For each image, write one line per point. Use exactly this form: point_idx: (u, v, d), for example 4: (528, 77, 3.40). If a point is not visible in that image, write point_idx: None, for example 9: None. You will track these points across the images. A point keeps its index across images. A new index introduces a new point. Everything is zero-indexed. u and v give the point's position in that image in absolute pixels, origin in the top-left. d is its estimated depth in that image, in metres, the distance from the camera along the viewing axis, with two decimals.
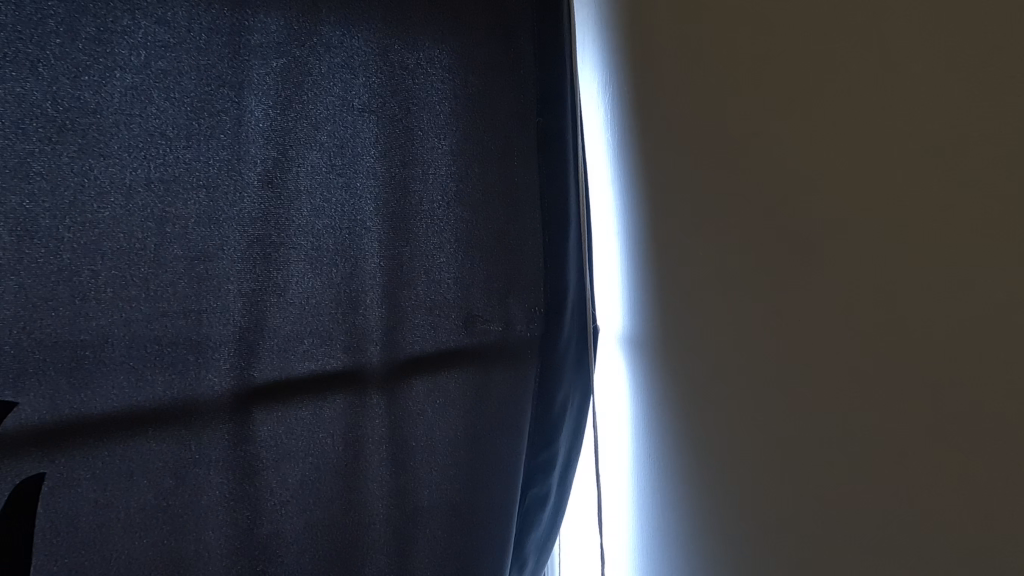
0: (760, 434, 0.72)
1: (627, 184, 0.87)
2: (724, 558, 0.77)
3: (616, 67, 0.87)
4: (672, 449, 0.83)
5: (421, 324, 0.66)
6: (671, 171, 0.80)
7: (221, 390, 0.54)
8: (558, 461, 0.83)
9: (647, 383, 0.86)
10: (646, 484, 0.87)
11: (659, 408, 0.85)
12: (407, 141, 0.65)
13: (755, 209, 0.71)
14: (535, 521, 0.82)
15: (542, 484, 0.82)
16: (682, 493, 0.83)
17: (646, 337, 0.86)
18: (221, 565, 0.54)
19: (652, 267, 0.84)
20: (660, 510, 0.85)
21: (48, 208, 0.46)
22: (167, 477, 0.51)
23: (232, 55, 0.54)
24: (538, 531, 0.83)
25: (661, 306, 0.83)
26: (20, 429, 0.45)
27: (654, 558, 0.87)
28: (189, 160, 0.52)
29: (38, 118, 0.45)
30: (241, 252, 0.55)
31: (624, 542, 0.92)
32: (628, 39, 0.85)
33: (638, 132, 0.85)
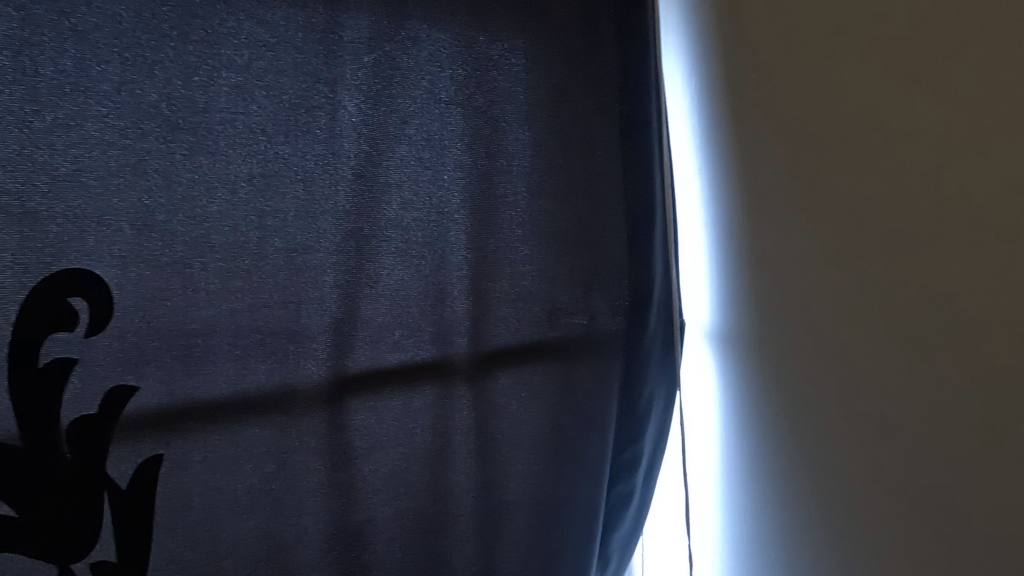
0: (869, 434, 0.70)
1: (714, 174, 0.85)
2: (825, 556, 0.76)
3: (701, 55, 0.86)
4: (765, 444, 0.82)
5: (506, 317, 0.66)
6: (767, 161, 0.79)
7: (318, 378, 0.55)
8: (643, 458, 0.81)
9: (737, 378, 0.85)
10: (737, 479, 0.86)
11: (750, 402, 0.84)
12: (492, 133, 0.64)
13: (868, 203, 0.69)
14: (619, 519, 0.80)
15: (625, 482, 0.80)
16: (775, 488, 0.81)
17: (736, 330, 0.85)
18: (318, 549, 0.56)
19: (743, 259, 0.82)
20: (753, 506, 0.84)
21: (163, 204, 0.49)
22: (271, 463, 0.53)
23: (325, 53, 0.55)
24: (621, 530, 0.81)
25: (753, 298, 0.82)
26: (141, 411, 0.49)
27: (746, 554, 0.86)
28: (287, 155, 0.54)
29: (155, 119, 0.49)
30: (337, 244, 0.56)
31: (711, 536, 0.91)
32: (714, 26, 0.83)
33: (728, 120, 0.83)
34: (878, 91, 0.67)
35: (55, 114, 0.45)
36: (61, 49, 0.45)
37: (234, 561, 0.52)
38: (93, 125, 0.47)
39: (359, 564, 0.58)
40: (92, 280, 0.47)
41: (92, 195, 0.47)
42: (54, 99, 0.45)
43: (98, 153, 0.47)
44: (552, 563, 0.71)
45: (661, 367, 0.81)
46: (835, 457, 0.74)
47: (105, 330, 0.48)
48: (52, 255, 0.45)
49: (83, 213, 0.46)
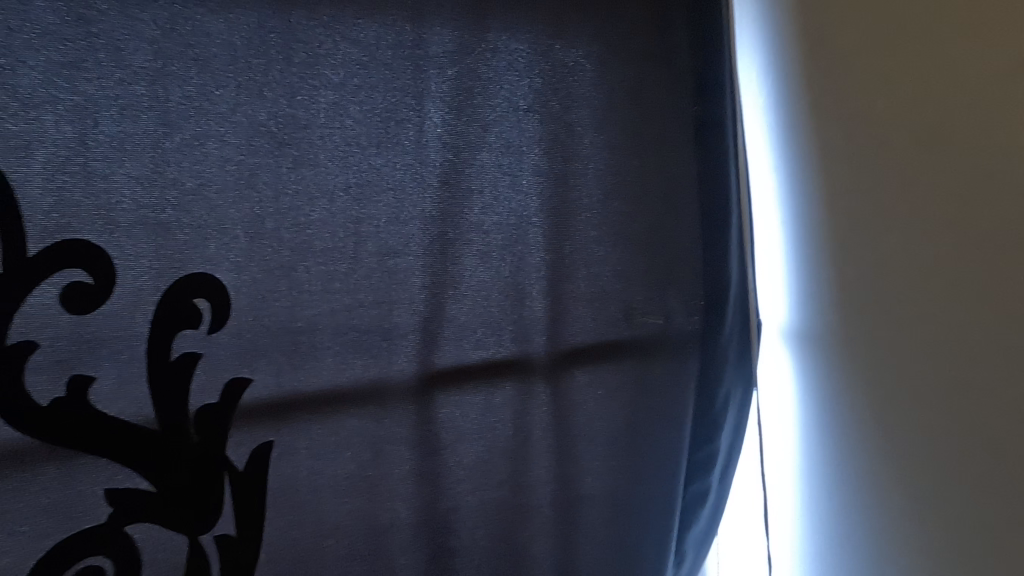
0: (958, 423, 0.74)
1: (794, 176, 0.90)
2: (913, 537, 0.79)
3: (781, 63, 0.90)
4: (851, 431, 0.86)
5: (582, 317, 0.67)
6: (850, 163, 0.83)
7: (408, 373, 0.59)
8: (719, 455, 0.81)
9: (819, 369, 0.89)
10: (818, 465, 0.91)
11: (834, 392, 0.88)
12: (567, 138, 0.66)
13: (951, 204, 0.73)
14: (695, 518, 0.81)
15: (701, 480, 0.81)
16: (860, 474, 0.85)
17: (817, 324, 0.89)
18: (409, 533, 0.59)
19: (826, 255, 0.87)
20: (837, 491, 0.89)
21: (272, 213, 0.55)
22: (367, 451, 0.57)
23: (413, 68, 0.59)
24: (697, 529, 0.82)
25: (836, 292, 0.86)
26: (255, 401, 0.54)
27: (828, 536, 0.90)
28: (379, 166, 0.58)
29: (264, 136, 0.54)
30: (424, 248, 0.59)
31: (790, 520, 0.96)
32: (796, 35, 0.88)
33: (809, 124, 0.88)
34: (967, 93, 0.71)
35: (183, 135, 0.51)
36: (187, 77, 0.51)
37: (334, 541, 0.56)
38: (215, 144, 0.53)
39: (445, 550, 0.61)
40: (211, 282, 0.53)
41: (213, 207, 0.53)
42: (183, 123, 0.51)
43: (218, 169, 0.53)
44: (627, 558, 0.72)
45: (738, 366, 0.81)
46: (916, 451, 0.79)
47: (225, 328, 0.54)
48: (181, 262, 0.52)
49: (206, 223, 0.52)
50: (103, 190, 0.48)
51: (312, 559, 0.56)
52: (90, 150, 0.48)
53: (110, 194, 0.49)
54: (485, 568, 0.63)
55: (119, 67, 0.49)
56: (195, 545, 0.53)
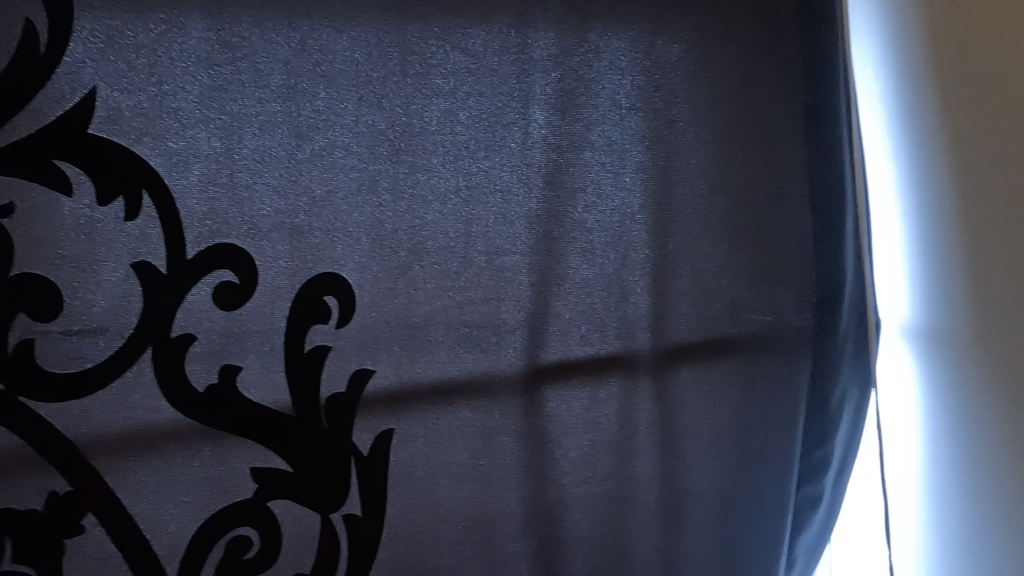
0: None
1: (918, 167, 0.89)
2: None
3: (903, 51, 0.89)
4: (983, 430, 0.84)
5: (686, 314, 0.67)
6: (996, 144, 0.80)
7: (516, 368, 0.61)
8: (834, 457, 0.78)
9: (947, 365, 0.88)
10: (945, 464, 0.90)
11: (963, 388, 0.86)
12: (669, 134, 0.66)
13: None
14: (807, 521, 0.78)
15: (814, 483, 0.78)
16: (993, 475, 0.83)
17: (944, 318, 0.88)
18: (518, 521, 0.61)
19: (957, 247, 0.85)
20: (965, 492, 0.87)
21: (391, 216, 0.59)
22: (479, 441, 0.60)
23: (519, 73, 0.61)
24: (809, 534, 0.79)
25: (968, 285, 0.84)
26: (379, 390, 0.59)
27: (954, 537, 0.89)
28: (487, 169, 0.61)
29: (383, 143, 0.59)
30: (531, 247, 0.61)
31: (912, 519, 0.95)
32: (920, 20, 0.86)
33: (936, 112, 0.86)
34: None
35: (313, 146, 0.58)
36: (315, 92, 0.58)
37: (449, 524, 0.60)
38: (340, 153, 0.59)
39: (552, 538, 0.63)
40: (331, 279, 0.58)
41: (338, 211, 0.59)
42: (311, 134, 0.58)
43: (343, 176, 0.59)
44: (733, 558, 0.71)
45: (854, 366, 0.78)
46: None
47: (351, 322, 0.58)
48: (311, 263, 0.58)
49: (333, 226, 0.59)
50: (246, 198, 0.57)
51: (429, 540, 0.59)
52: (236, 162, 0.56)
53: (253, 201, 0.57)
54: (590, 558, 0.64)
55: (258, 88, 0.57)
56: (327, 521, 0.57)
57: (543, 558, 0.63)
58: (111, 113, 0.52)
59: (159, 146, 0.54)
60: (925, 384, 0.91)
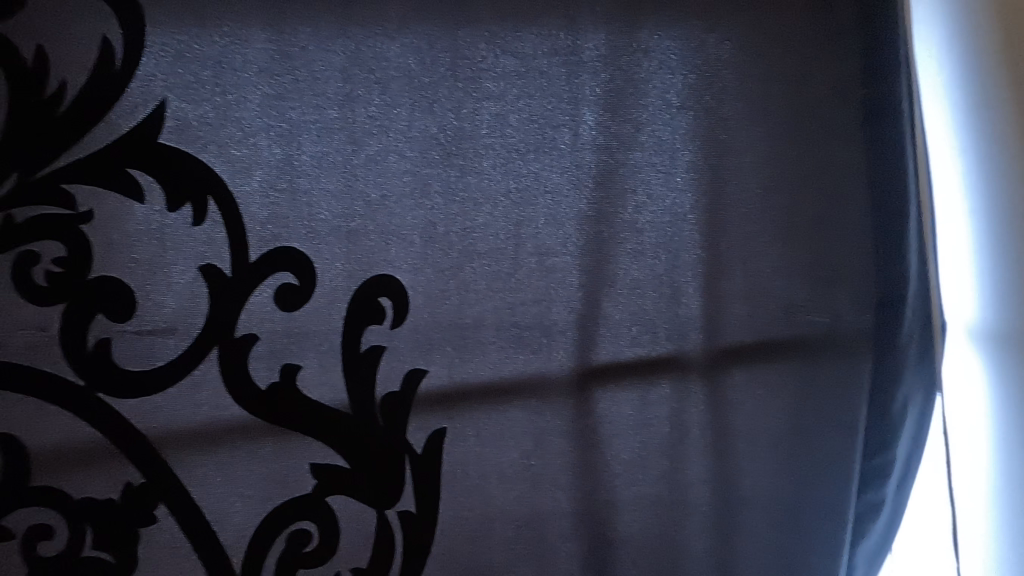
0: None
1: (987, 162, 0.85)
2: None
3: (969, 40, 0.85)
4: None
5: (738, 315, 0.66)
6: None
7: (566, 369, 0.61)
8: (897, 463, 0.76)
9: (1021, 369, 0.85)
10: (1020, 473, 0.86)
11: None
12: (721, 132, 0.65)
13: None
14: (868, 529, 0.76)
15: (876, 490, 0.75)
16: None
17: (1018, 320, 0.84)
18: (569, 522, 0.62)
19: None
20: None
21: (443, 219, 0.60)
22: (530, 441, 0.61)
23: (568, 74, 0.61)
24: (871, 543, 0.77)
25: None
26: (432, 389, 0.60)
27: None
28: (537, 171, 0.61)
29: (435, 147, 0.60)
30: (581, 249, 0.61)
31: (982, 530, 0.92)
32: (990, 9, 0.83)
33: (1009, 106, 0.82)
34: None
35: (368, 152, 0.60)
36: (369, 99, 0.60)
37: (501, 523, 0.60)
38: (394, 158, 0.60)
39: (604, 539, 0.63)
40: (377, 280, 0.59)
41: (392, 215, 0.60)
42: (366, 140, 0.60)
43: (397, 180, 0.60)
44: (788, 564, 0.69)
45: (918, 369, 0.75)
46: None
47: (405, 323, 0.59)
48: (367, 266, 0.60)
49: (388, 229, 0.60)
50: (305, 203, 0.59)
51: (482, 538, 0.60)
52: (295, 169, 0.60)
53: (311, 206, 0.60)
54: (642, 560, 0.64)
55: (316, 96, 0.60)
56: (383, 518, 0.58)
57: (594, 559, 0.63)
58: (179, 123, 0.57)
59: (224, 153, 0.58)
60: (996, 390, 0.88)
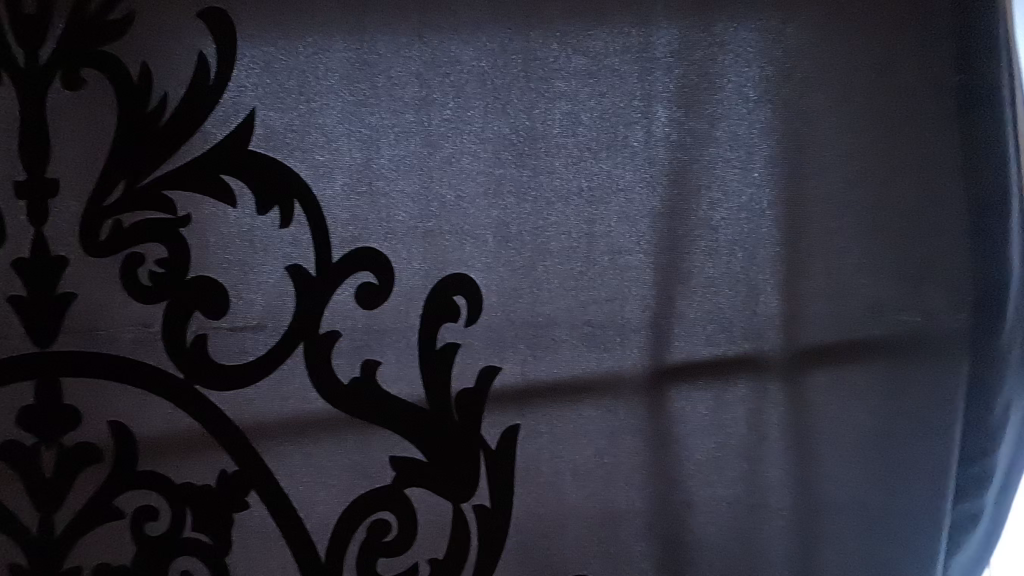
0: None
1: None
2: None
3: None
4: None
5: (820, 314, 0.63)
6: None
7: (640, 368, 0.61)
8: (997, 473, 0.71)
9: None
10: None
11: None
12: (801, 125, 0.63)
13: None
14: (964, 540, 0.73)
15: (973, 500, 0.71)
16: None
17: None
18: (644, 522, 0.61)
19: None
20: None
21: (516, 218, 0.61)
22: (603, 439, 0.61)
23: (640, 71, 0.61)
24: (965, 554, 0.73)
25: None
26: (507, 386, 0.61)
27: None
28: (609, 169, 0.61)
29: (508, 148, 0.61)
30: (655, 247, 0.61)
31: None
32: None
33: None
34: None
35: (442, 154, 0.62)
36: (444, 102, 0.62)
37: (575, 520, 0.61)
38: (468, 159, 0.62)
39: (679, 541, 0.62)
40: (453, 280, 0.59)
41: (466, 215, 0.61)
42: (441, 143, 0.62)
43: (471, 180, 0.62)
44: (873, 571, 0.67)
45: None
46: None
47: (480, 321, 0.60)
48: (442, 265, 0.62)
49: (462, 229, 0.61)
50: (383, 205, 0.62)
51: (555, 533, 0.61)
52: (374, 172, 0.62)
53: (389, 208, 0.62)
54: (718, 564, 0.63)
55: (393, 101, 0.62)
56: (458, 510, 0.60)
57: (669, 560, 0.62)
58: (268, 131, 0.62)
59: (308, 158, 0.62)
60: None
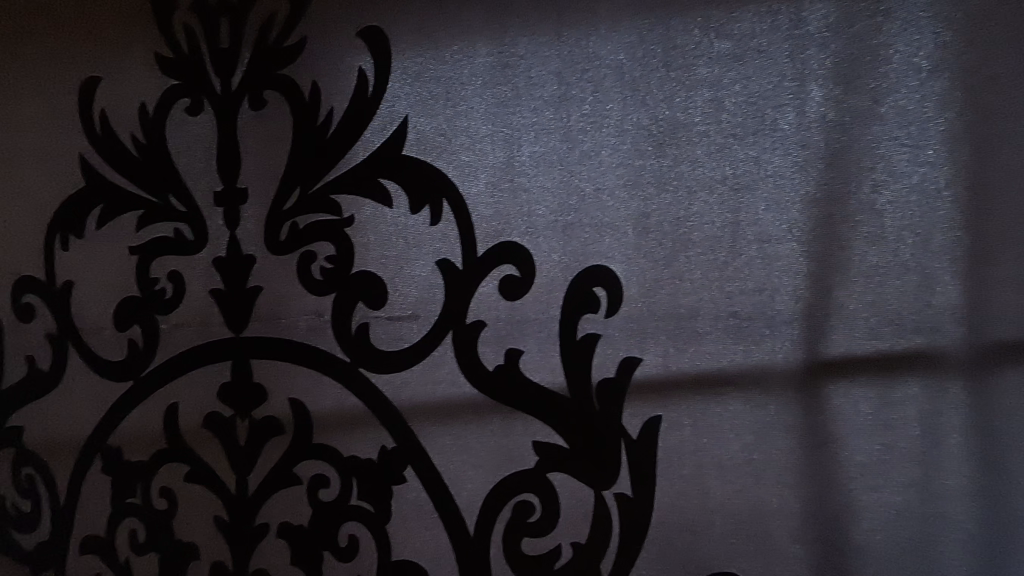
0: None
1: None
2: None
3: None
4: None
5: (1014, 305, 0.54)
6: None
7: (792, 362, 0.58)
8: None
9: None
10: None
11: None
12: (990, 91, 0.55)
13: None
14: None
15: None
16: None
17: None
18: (797, 524, 0.58)
19: None
20: None
21: (656, 209, 0.61)
22: (751, 434, 0.59)
23: (792, 49, 0.58)
24: None
25: None
26: (648, 377, 0.61)
27: None
28: (756, 155, 0.59)
29: (648, 139, 0.61)
30: (809, 234, 0.57)
31: None
32: None
33: None
34: None
35: (582, 148, 0.63)
36: (583, 98, 0.63)
37: (721, 517, 0.59)
38: (607, 152, 0.62)
39: (839, 546, 0.57)
40: (590, 271, 0.62)
41: (606, 207, 0.62)
42: (580, 137, 0.63)
43: (610, 173, 0.62)
44: None
45: None
46: None
47: (619, 313, 0.62)
48: (583, 257, 0.63)
49: (601, 222, 0.62)
50: (524, 200, 0.64)
51: (701, 528, 0.60)
52: (515, 169, 0.65)
53: (530, 203, 0.64)
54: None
55: (534, 100, 0.64)
56: (599, 497, 0.62)
57: (825, 568, 0.57)
58: (419, 136, 0.67)
59: (454, 160, 0.66)
60: None
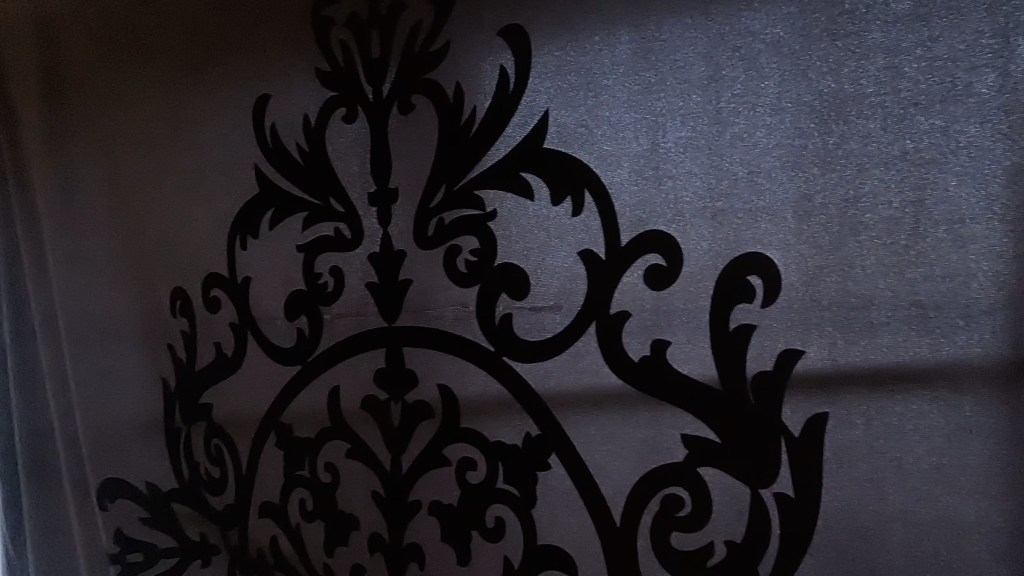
0: None
1: None
2: None
3: None
4: None
5: None
6: None
7: (992, 356, 0.51)
8: None
9: None
10: None
11: None
12: None
13: None
14: None
15: None
16: None
17: None
18: (1000, 540, 0.51)
19: None
20: None
21: (820, 190, 0.57)
22: (940, 436, 0.53)
23: (990, 3, 0.51)
24: None
25: None
26: (812, 371, 0.57)
27: None
28: (944, 125, 0.52)
29: (810, 115, 0.57)
30: (1015, 210, 0.50)
31: None
32: None
33: None
34: None
35: (733, 130, 0.60)
36: (735, 77, 0.60)
37: (903, 526, 0.54)
38: (762, 132, 0.59)
39: None
40: (754, 259, 0.59)
41: (762, 190, 0.59)
42: (731, 118, 0.60)
43: (766, 155, 0.59)
44: None
45: None
46: None
47: (777, 303, 0.58)
48: (736, 243, 0.60)
49: (757, 206, 0.59)
50: (670, 187, 0.63)
51: (878, 536, 0.55)
52: (661, 156, 0.63)
53: (677, 190, 0.62)
54: None
55: (680, 83, 0.62)
56: (757, 496, 0.59)
57: None
58: (560, 128, 0.67)
59: (596, 150, 0.66)
60: None
